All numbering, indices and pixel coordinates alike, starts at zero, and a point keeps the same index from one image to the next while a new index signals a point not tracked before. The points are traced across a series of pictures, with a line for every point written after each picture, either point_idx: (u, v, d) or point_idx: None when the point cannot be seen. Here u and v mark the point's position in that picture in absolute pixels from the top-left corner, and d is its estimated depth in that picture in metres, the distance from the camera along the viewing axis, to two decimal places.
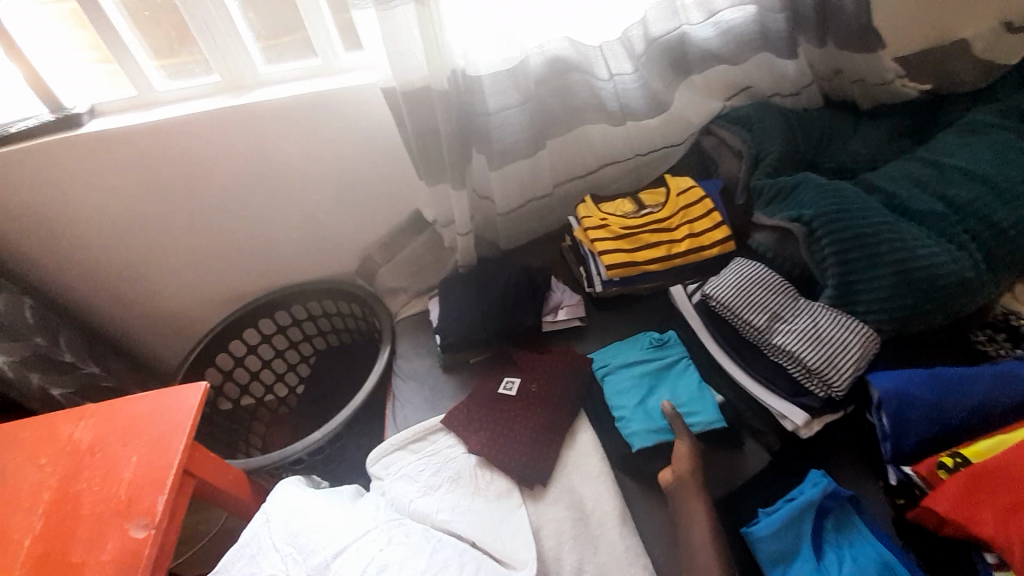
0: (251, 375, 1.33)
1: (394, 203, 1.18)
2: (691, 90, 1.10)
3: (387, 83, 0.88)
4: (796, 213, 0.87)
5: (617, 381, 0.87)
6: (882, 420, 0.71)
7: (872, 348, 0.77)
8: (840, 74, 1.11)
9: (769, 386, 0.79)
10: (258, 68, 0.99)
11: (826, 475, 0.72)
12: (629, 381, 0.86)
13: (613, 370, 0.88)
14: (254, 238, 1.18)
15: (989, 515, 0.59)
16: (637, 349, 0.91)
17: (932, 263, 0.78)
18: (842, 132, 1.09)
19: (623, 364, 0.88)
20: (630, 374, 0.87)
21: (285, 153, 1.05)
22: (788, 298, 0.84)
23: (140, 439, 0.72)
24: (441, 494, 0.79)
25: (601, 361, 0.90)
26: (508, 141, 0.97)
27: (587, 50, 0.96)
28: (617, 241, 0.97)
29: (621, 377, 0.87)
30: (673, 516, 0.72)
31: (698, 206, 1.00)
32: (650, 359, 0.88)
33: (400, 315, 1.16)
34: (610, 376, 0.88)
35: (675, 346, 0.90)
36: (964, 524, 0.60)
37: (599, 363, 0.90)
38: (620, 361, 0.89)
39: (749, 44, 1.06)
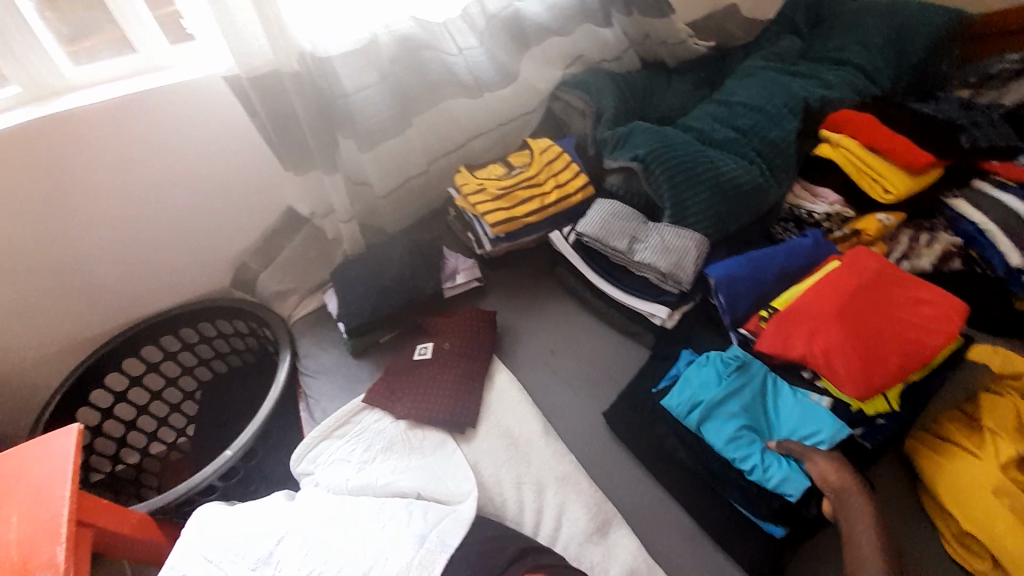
0: (127, 424, 1.17)
1: (264, 204, 1.12)
2: (535, 62, 1.23)
3: (231, 72, 0.84)
4: (633, 153, 1.04)
5: (719, 420, 0.77)
6: (719, 300, 0.89)
7: (704, 249, 0.96)
8: (648, 38, 1.30)
9: (638, 295, 0.95)
10: (64, 70, 0.88)
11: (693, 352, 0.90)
12: (734, 423, 0.76)
13: (709, 413, 0.77)
14: (99, 267, 1.04)
15: (798, 339, 0.80)
16: (717, 380, 0.80)
17: (733, 175, 1.00)
18: (659, 87, 1.30)
19: (716, 405, 0.77)
20: (729, 414, 0.77)
21: (121, 162, 0.94)
22: (640, 223, 1.00)
23: (12, 498, 0.63)
24: (379, 464, 0.81)
25: (689, 406, 0.78)
26: (374, 121, 0.99)
27: (432, 26, 1.01)
28: (497, 202, 1.05)
29: (722, 420, 0.77)
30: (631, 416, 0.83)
31: (559, 160, 1.13)
32: (737, 390, 0.79)
33: (296, 316, 1.12)
34: (708, 421, 0.77)
35: (751, 365, 0.82)
36: (785, 353, 0.80)
37: (687, 409, 0.78)
38: (711, 399, 0.78)
39: (574, 17, 1.20)
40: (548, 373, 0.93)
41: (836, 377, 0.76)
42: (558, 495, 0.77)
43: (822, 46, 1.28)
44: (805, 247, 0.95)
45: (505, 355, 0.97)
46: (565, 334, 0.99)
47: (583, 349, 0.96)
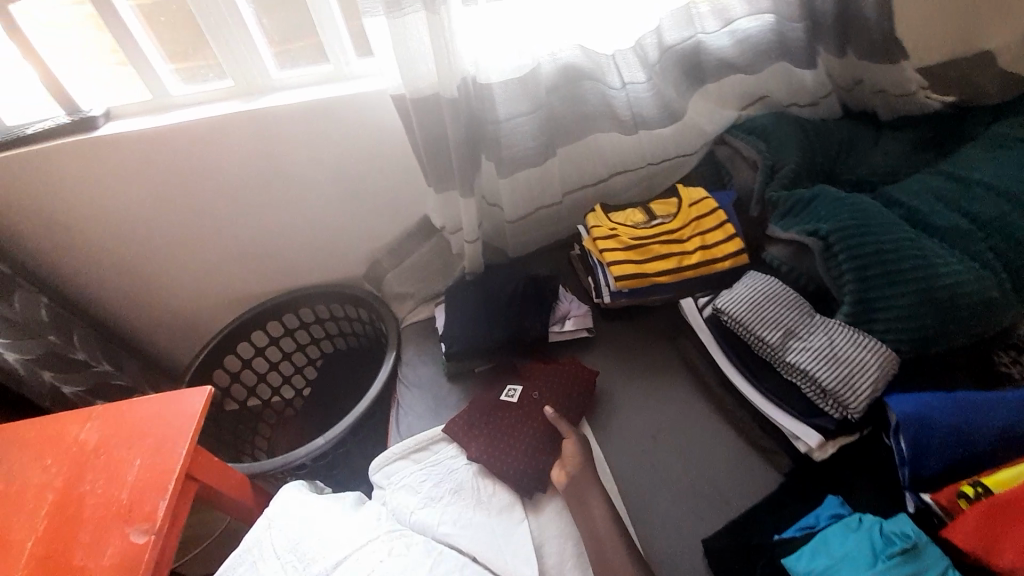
0: (257, 377, 1.33)
1: (403, 209, 1.18)
2: (707, 99, 1.08)
3: (397, 90, 0.88)
4: (813, 227, 0.85)
5: None
6: (900, 444, 0.69)
7: (891, 370, 0.74)
8: (860, 84, 1.09)
9: (782, 406, 0.77)
10: (271, 73, 1.00)
11: (843, 503, 0.70)
12: None
13: None
14: (265, 242, 1.19)
15: (1012, 545, 0.56)
16: (866, 555, 0.60)
17: (954, 281, 0.75)
18: (861, 144, 1.06)
19: None
20: None
21: (296, 157, 1.06)
22: (803, 315, 0.81)
23: (145, 441, 0.73)
24: (444, 505, 0.78)
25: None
26: (518, 149, 0.97)
27: (599, 58, 0.95)
28: (627, 252, 0.95)
29: None
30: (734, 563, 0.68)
31: (711, 217, 0.98)
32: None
33: (407, 321, 1.15)
34: None
35: (929, 550, 0.59)
36: (988, 558, 0.57)
37: None
38: None
39: (766, 53, 1.04)
40: (644, 461, 0.81)
41: None
42: None
43: None
44: None
45: (599, 424, 0.87)
46: (674, 421, 0.85)
47: (692, 445, 0.82)
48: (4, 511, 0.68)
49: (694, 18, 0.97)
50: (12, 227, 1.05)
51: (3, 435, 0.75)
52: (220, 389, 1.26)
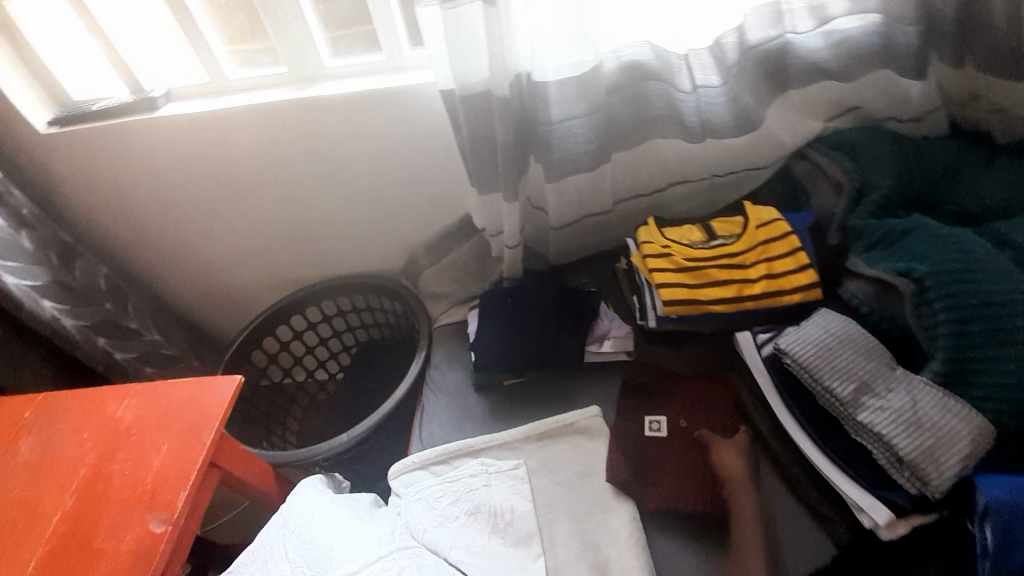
0: (293, 359, 1.34)
1: (445, 206, 1.14)
2: (787, 107, 0.96)
3: (447, 85, 0.83)
4: (905, 266, 0.74)
5: None
6: (983, 532, 0.59)
7: (986, 445, 0.64)
8: (976, 101, 0.92)
9: (847, 471, 0.69)
10: (324, 60, 0.98)
11: None
12: None
13: None
14: (307, 230, 1.19)
15: None
16: None
17: None
18: (969, 168, 0.91)
19: None
20: None
21: (343, 148, 1.04)
22: (882, 367, 0.71)
23: (174, 426, 0.74)
24: (457, 527, 0.74)
25: None
26: (570, 153, 0.90)
27: (670, 58, 0.86)
28: (680, 274, 0.87)
29: None
30: None
31: (781, 242, 0.87)
32: None
33: (440, 322, 1.12)
34: None
35: None
36: None
37: None
38: None
39: (867, 59, 0.91)
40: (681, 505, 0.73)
41: None
42: None
43: None
44: None
45: None
46: (720, 468, 0.75)
47: (730, 497, 0.73)
48: (42, 480, 0.70)
49: (785, 15, 0.85)
50: (77, 198, 1.10)
51: (50, 402, 0.78)
52: (257, 369, 1.28)
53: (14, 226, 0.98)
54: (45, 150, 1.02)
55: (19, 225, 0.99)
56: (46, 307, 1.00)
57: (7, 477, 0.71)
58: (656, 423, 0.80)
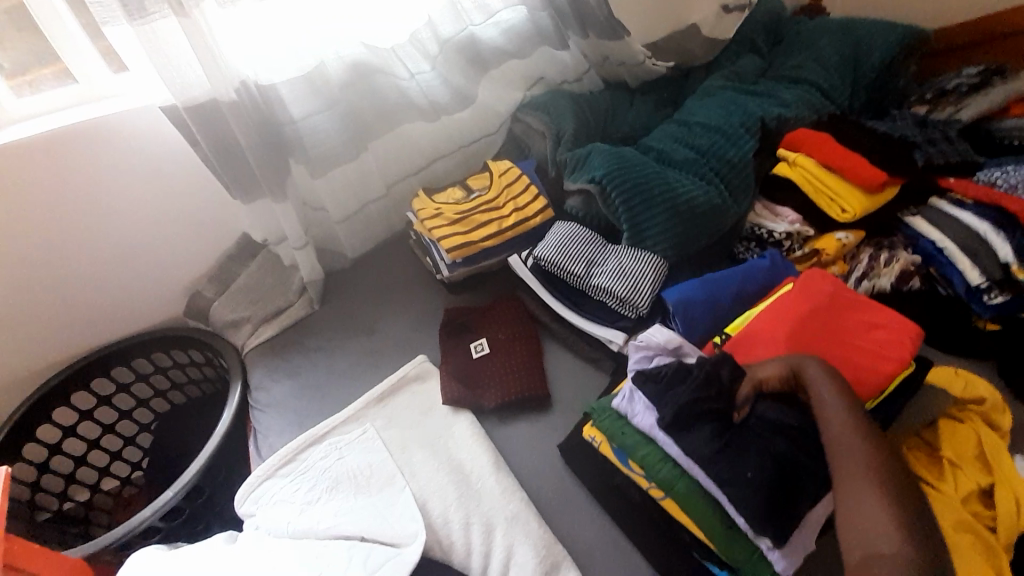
0: (74, 462, 1.10)
1: (218, 231, 1.09)
2: (494, 83, 1.22)
3: (167, 102, 0.83)
4: (590, 176, 1.03)
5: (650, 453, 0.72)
6: (676, 323, 0.89)
7: (662, 271, 0.97)
8: (608, 60, 1.27)
9: (599, 321, 0.93)
10: (8, 105, 0.87)
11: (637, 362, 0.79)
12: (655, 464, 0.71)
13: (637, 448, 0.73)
14: (37, 303, 0.99)
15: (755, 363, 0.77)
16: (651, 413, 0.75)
17: (692, 196, 1.00)
18: (622, 106, 1.31)
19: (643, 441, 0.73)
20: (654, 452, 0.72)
21: (65, 196, 0.92)
22: (599, 246, 0.99)
23: None
24: (322, 505, 0.77)
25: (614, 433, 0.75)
26: (325, 147, 1.00)
27: (382, 52, 1.01)
28: (453, 226, 1.04)
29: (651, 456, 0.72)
30: (585, 452, 0.81)
31: (518, 183, 1.12)
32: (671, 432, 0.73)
33: (249, 346, 1.08)
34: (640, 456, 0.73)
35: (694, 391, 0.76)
36: None
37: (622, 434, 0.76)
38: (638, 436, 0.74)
39: (531, 40, 1.21)
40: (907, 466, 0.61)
41: None
42: (506, 535, 0.74)
43: (783, 64, 1.31)
44: (761, 269, 0.95)
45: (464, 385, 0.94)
46: (527, 360, 0.94)
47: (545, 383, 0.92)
48: None
49: (461, 12, 1.06)
50: None
51: None
52: (21, 505, 1.02)
53: None
54: None
55: None
56: None
57: None
58: (479, 345, 0.98)
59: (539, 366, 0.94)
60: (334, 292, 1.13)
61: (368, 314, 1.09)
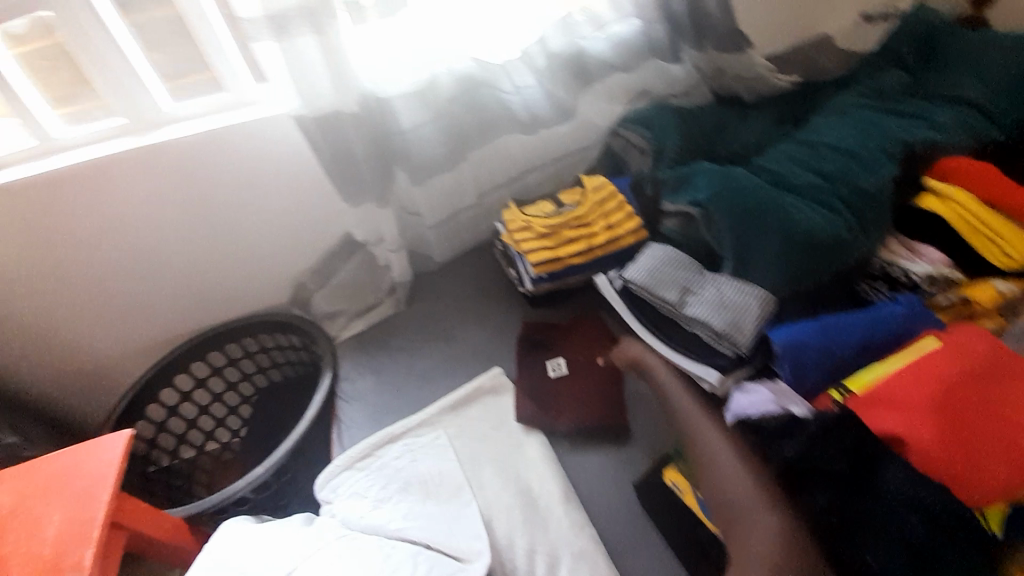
0: (187, 424, 1.25)
1: (325, 229, 1.18)
2: (596, 96, 1.20)
3: (297, 111, 0.89)
4: (693, 198, 0.98)
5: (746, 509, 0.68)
6: (783, 368, 0.79)
7: (769, 307, 0.87)
8: (724, 73, 1.20)
9: (690, 354, 0.84)
10: (163, 106, 0.98)
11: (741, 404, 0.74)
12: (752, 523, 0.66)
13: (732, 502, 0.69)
14: (177, 281, 1.14)
15: (890, 423, 0.65)
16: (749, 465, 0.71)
17: (812, 227, 0.89)
18: (734, 120, 1.21)
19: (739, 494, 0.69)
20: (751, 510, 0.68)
21: (208, 191, 1.05)
22: (695, 273, 0.92)
23: (64, 493, 0.69)
24: (393, 505, 0.79)
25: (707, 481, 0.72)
26: (427, 156, 1.04)
27: (493, 67, 1.02)
28: (541, 240, 1.03)
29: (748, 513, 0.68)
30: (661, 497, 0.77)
31: (611, 201, 1.07)
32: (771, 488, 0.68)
33: (342, 338, 1.15)
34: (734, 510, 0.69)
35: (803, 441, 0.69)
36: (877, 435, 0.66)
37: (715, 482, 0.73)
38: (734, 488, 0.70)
39: (639, 54, 1.17)
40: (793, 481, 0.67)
41: (964, 492, 0.60)
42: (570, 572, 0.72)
43: (936, 81, 1.13)
44: (895, 315, 0.82)
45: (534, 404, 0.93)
46: (606, 385, 0.91)
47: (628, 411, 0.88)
48: None
49: (572, 26, 1.06)
50: None
51: None
52: (138, 458, 1.17)
53: None
54: None
55: None
56: None
57: None
58: (556, 364, 0.96)
59: (618, 396, 0.89)
60: (420, 295, 1.18)
61: (449, 320, 1.11)
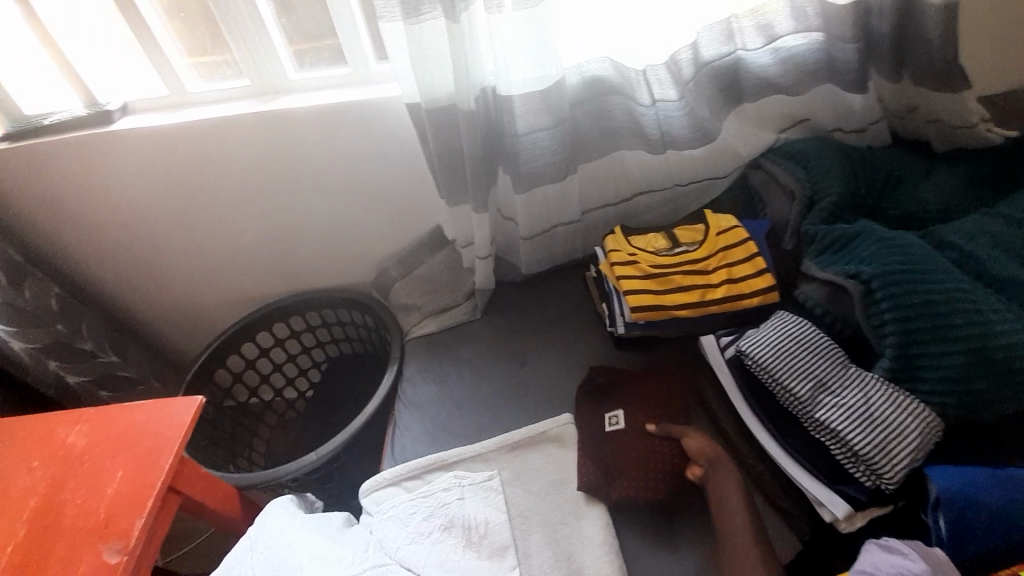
0: (260, 379, 1.29)
1: (417, 218, 1.14)
2: (742, 120, 1.01)
3: (412, 99, 0.84)
4: (854, 269, 0.79)
5: None
6: (938, 521, 0.63)
7: (932, 436, 0.69)
8: (913, 113, 0.99)
9: (812, 470, 0.72)
10: (289, 74, 0.97)
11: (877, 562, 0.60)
12: None
13: None
14: (271, 245, 1.16)
15: None
16: None
17: (1014, 342, 0.68)
18: (912, 175, 0.97)
19: None
20: None
21: (313, 166, 1.03)
22: (838, 367, 0.76)
23: (130, 452, 0.70)
24: (432, 543, 0.74)
25: None
26: (537, 165, 0.93)
27: (629, 73, 0.89)
28: (645, 281, 0.88)
29: None
30: None
31: (740, 248, 0.90)
32: None
33: (412, 334, 1.10)
34: None
35: None
36: None
37: None
38: None
39: (813, 75, 0.96)
40: None
41: None
42: None
43: None
44: None
45: None
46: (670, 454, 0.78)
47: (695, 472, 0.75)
48: None
49: (735, 33, 0.89)
50: (17, 209, 1.03)
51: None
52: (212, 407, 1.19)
53: None
54: None
55: None
56: None
57: None
58: (614, 417, 0.84)
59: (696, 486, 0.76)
60: (498, 305, 1.10)
61: (523, 342, 1.02)
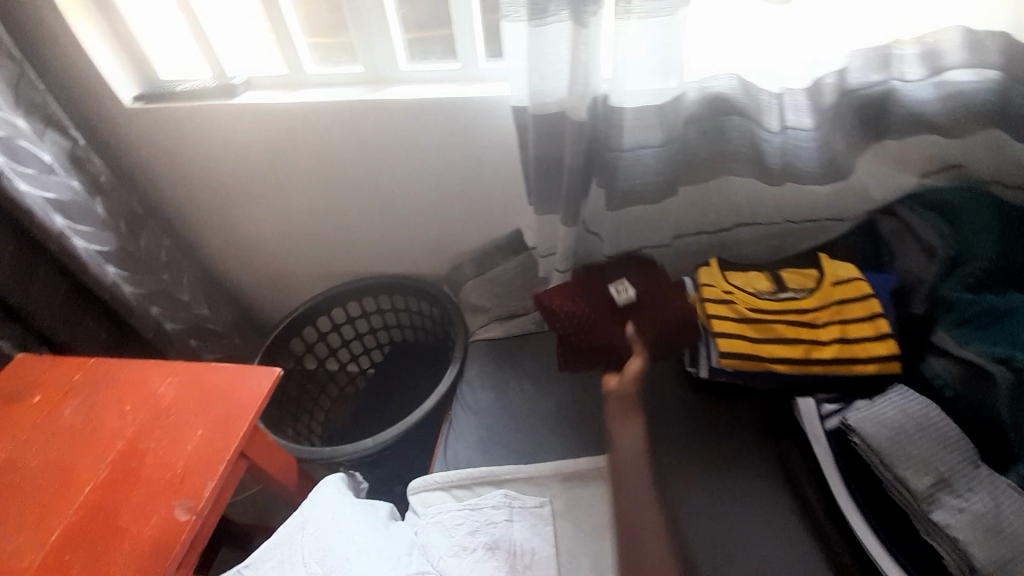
0: (329, 351, 1.33)
1: (499, 219, 1.12)
2: (881, 158, 0.90)
3: (522, 102, 0.82)
4: (1005, 353, 0.68)
5: None
6: None
7: None
8: None
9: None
10: (399, 64, 0.97)
11: None
12: None
13: None
14: (357, 227, 1.19)
15: None
16: None
17: None
18: None
19: None
20: None
21: (408, 157, 1.04)
22: (963, 463, 0.66)
23: (210, 412, 0.74)
24: (474, 561, 0.71)
25: None
26: (637, 182, 0.87)
27: (759, 95, 0.80)
28: (740, 325, 0.80)
29: None
30: None
31: (860, 304, 0.79)
32: None
33: (477, 335, 1.08)
34: None
35: None
36: None
37: None
38: None
39: (982, 117, 0.81)
40: None
41: None
42: None
43: None
44: None
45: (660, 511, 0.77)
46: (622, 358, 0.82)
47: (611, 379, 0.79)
48: (84, 447, 0.72)
49: (893, 60, 0.77)
50: (143, 165, 1.13)
51: (102, 370, 0.81)
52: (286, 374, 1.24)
53: (90, 191, 1.00)
54: (127, 124, 1.05)
55: (95, 191, 1.01)
56: (109, 272, 1.02)
57: (49, 438, 0.73)
58: (622, 288, 0.88)
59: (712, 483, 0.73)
60: None
61: None
